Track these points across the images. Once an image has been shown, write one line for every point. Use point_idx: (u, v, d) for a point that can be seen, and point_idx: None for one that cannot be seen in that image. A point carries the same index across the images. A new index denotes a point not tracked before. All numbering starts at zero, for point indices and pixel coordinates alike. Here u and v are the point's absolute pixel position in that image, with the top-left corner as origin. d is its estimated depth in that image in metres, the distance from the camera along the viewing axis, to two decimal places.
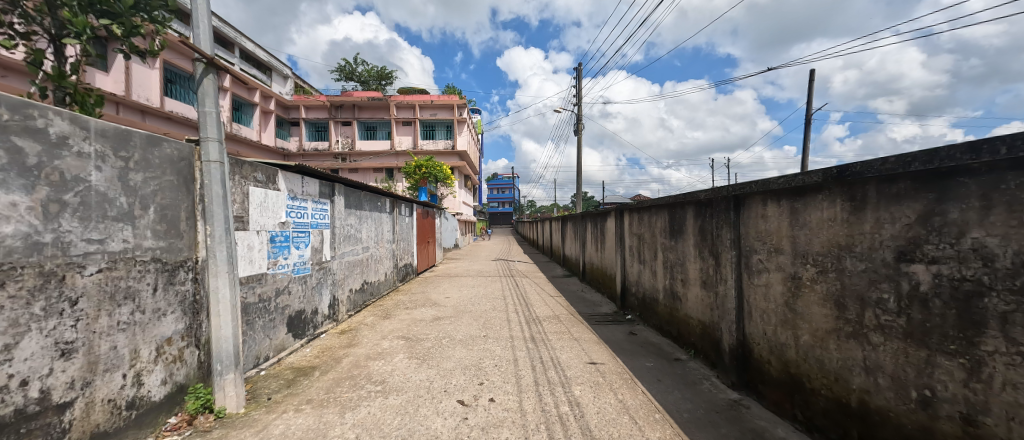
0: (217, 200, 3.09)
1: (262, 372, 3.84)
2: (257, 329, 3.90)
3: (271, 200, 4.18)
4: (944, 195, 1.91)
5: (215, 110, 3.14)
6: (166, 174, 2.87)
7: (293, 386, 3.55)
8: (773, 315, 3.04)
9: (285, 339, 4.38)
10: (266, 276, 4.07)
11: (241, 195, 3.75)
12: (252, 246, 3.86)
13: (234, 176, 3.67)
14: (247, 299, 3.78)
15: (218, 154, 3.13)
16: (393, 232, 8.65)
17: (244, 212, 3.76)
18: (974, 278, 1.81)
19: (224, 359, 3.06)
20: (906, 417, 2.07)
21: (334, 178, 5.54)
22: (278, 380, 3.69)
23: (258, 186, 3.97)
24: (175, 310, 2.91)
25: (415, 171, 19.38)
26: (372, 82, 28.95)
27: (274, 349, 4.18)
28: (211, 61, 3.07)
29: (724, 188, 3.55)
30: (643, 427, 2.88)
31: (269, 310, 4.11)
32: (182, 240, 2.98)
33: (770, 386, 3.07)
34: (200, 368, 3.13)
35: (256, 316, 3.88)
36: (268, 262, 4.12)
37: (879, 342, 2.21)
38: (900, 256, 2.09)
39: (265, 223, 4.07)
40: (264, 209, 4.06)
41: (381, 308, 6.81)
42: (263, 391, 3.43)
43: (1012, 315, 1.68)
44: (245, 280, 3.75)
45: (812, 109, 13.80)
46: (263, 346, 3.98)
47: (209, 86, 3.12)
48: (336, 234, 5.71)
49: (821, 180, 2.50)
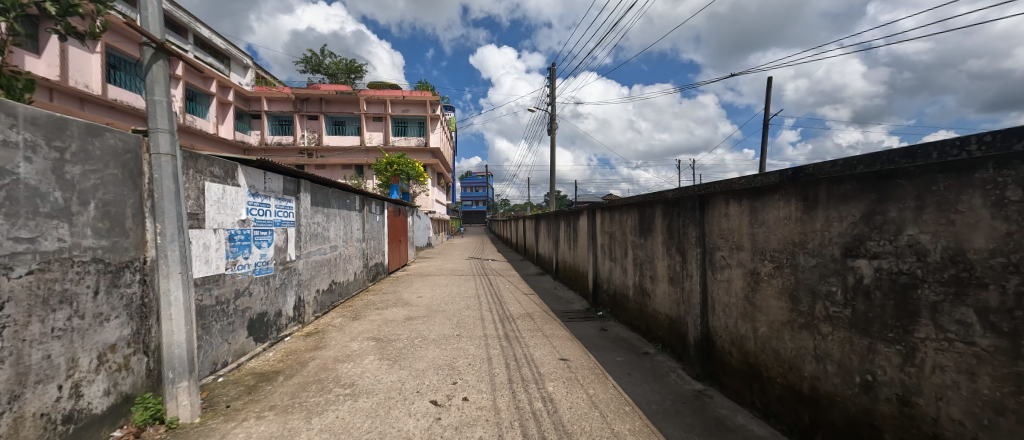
0: (168, 196, 2.91)
1: (220, 378, 3.65)
2: (214, 333, 3.70)
3: (229, 196, 3.96)
4: (884, 195, 2.07)
5: (166, 100, 2.94)
6: (109, 168, 2.67)
7: (254, 392, 3.40)
8: (734, 309, 3.21)
9: (245, 342, 4.17)
10: (224, 277, 3.87)
11: (196, 191, 3.53)
12: (208, 246, 3.65)
13: (188, 170, 3.45)
14: (203, 302, 3.57)
15: (170, 147, 2.94)
16: (362, 230, 8.41)
17: (200, 209, 3.56)
18: (909, 271, 1.97)
19: (177, 366, 2.88)
20: (852, 401, 2.25)
21: (301, 175, 5.36)
22: (238, 386, 3.51)
23: (215, 181, 3.76)
24: (121, 314, 2.72)
25: (386, 168, 18.97)
26: (340, 75, 28.13)
27: (233, 354, 3.97)
28: (160, 46, 2.88)
29: (690, 188, 3.70)
30: (612, 420, 2.96)
31: (228, 313, 3.90)
32: (127, 239, 2.79)
33: (731, 376, 3.24)
34: (149, 377, 2.93)
35: (213, 320, 3.68)
36: (227, 262, 3.91)
37: (828, 332, 2.39)
38: (847, 251, 2.26)
39: (223, 220, 3.86)
40: (222, 206, 3.84)
41: (350, 308, 6.62)
42: (221, 399, 3.26)
43: (940, 305, 1.85)
44: (200, 282, 3.55)
45: (771, 114, 14.68)
46: (221, 351, 3.78)
47: (160, 72, 2.93)
48: (301, 233, 5.50)
49: (777, 181, 2.67)
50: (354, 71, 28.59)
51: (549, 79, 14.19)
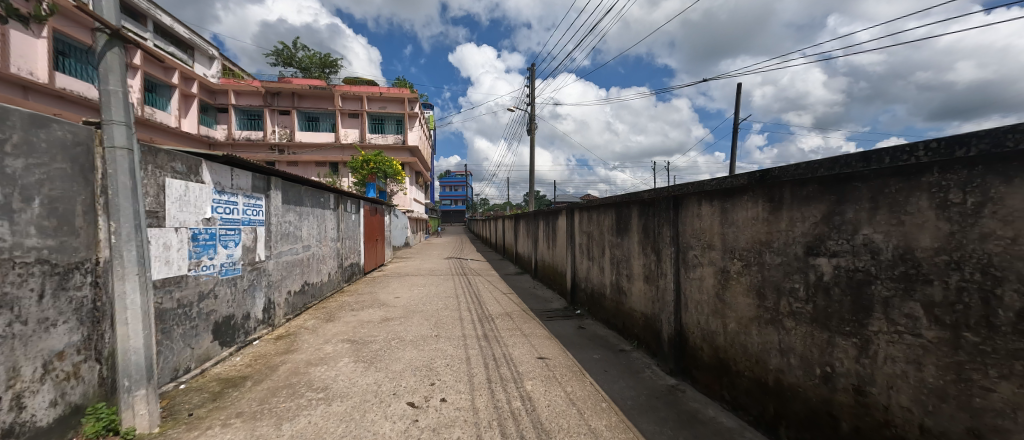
0: (124, 193, 2.76)
1: (182, 385, 3.49)
2: (175, 338, 3.54)
3: (192, 193, 3.80)
4: (842, 197, 2.20)
5: (122, 90, 2.79)
6: (56, 162, 2.52)
7: (219, 399, 3.27)
8: (706, 306, 3.33)
9: (210, 347, 4.00)
10: (187, 279, 3.71)
11: (156, 187, 3.37)
12: (169, 245, 3.50)
13: (147, 165, 3.28)
14: (162, 305, 3.41)
15: (126, 140, 2.79)
16: (337, 230, 8.22)
17: (159, 206, 3.39)
18: (864, 269, 2.11)
19: (134, 373, 2.72)
20: (813, 391, 2.38)
21: (271, 172, 5.19)
22: (201, 393, 3.37)
23: (176, 177, 3.60)
24: (69, 319, 2.57)
25: (362, 166, 18.58)
26: (314, 69, 27.36)
27: (197, 359, 3.81)
28: (115, 32, 2.72)
29: (665, 189, 3.82)
30: (589, 417, 3.02)
31: (191, 316, 3.74)
32: (77, 238, 2.64)
33: (702, 371, 3.37)
34: (101, 386, 2.77)
35: (174, 324, 3.52)
36: (190, 262, 3.75)
37: (791, 326, 2.52)
38: (809, 250, 2.40)
39: (186, 219, 3.70)
40: (184, 203, 3.68)
41: (323, 310, 6.46)
42: (183, 407, 3.12)
43: (891, 300, 1.98)
44: (160, 284, 3.38)
45: (741, 119, 15.33)
46: (183, 356, 3.61)
47: (115, 60, 2.77)
48: (271, 232, 5.32)
49: (746, 182, 2.80)
50: (329, 66, 27.87)
51: (529, 79, 14.28)
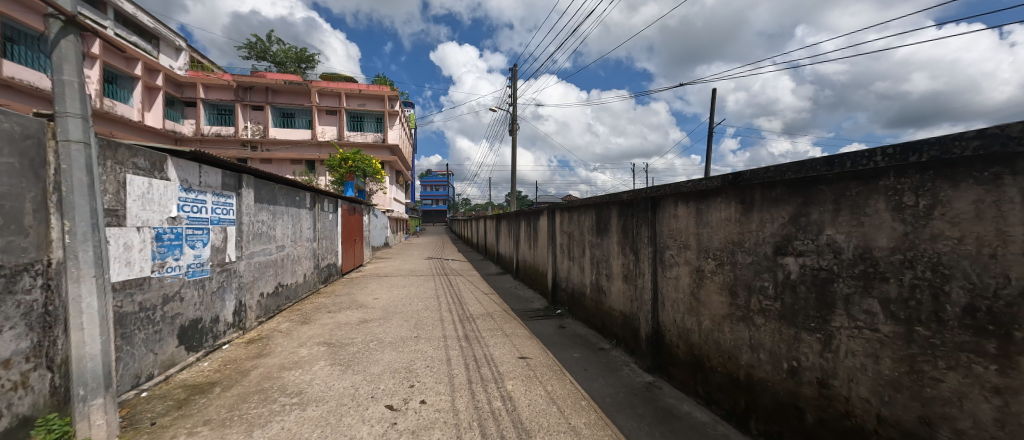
0: (80, 191, 2.64)
1: (144, 393, 3.34)
2: (137, 343, 3.39)
3: (157, 191, 3.65)
4: (808, 199, 2.32)
5: (78, 81, 2.65)
6: (4, 156, 2.37)
7: (185, 406, 3.15)
8: (681, 304, 3.43)
9: (174, 352, 3.84)
10: (150, 281, 3.55)
11: (116, 184, 3.22)
12: (130, 245, 3.35)
13: (106, 161, 3.14)
14: (123, 309, 3.26)
15: (82, 134, 2.68)
16: (313, 229, 8.04)
17: (120, 204, 3.25)
18: (827, 267, 2.22)
19: (90, 381, 2.62)
20: (781, 385, 2.49)
21: (243, 169, 5.03)
22: (166, 401, 3.23)
23: (138, 174, 3.44)
24: (17, 325, 2.42)
25: (340, 165, 18.16)
26: (289, 64, 26.64)
27: (161, 366, 3.65)
28: (72, 20, 2.58)
29: (643, 190, 3.91)
30: (569, 415, 3.07)
31: (154, 320, 3.59)
32: (27, 238, 2.49)
33: (678, 367, 3.47)
34: (54, 395, 2.63)
35: (136, 329, 3.37)
36: (153, 264, 3.60)
37: (761, 323, 2.63)
38: (778, 250, 2.51)
39: (149, 218, 3.55)
40: (147, 201, 3.53)
41: (298, 312, 6.30)
42: (145, 416, 2.99)
43: (851, 296, 2.10)
44: (119, 287, 3.23)
45: (716, 123, 15.83)
46: (145, 362, 3.46)
47: (70, 49, 2.62)
48: (243, 232, 5.16)
49: (719, 185, 2.91)
50: (305, 61, 27.21)
51: (511, 79, 14.33)
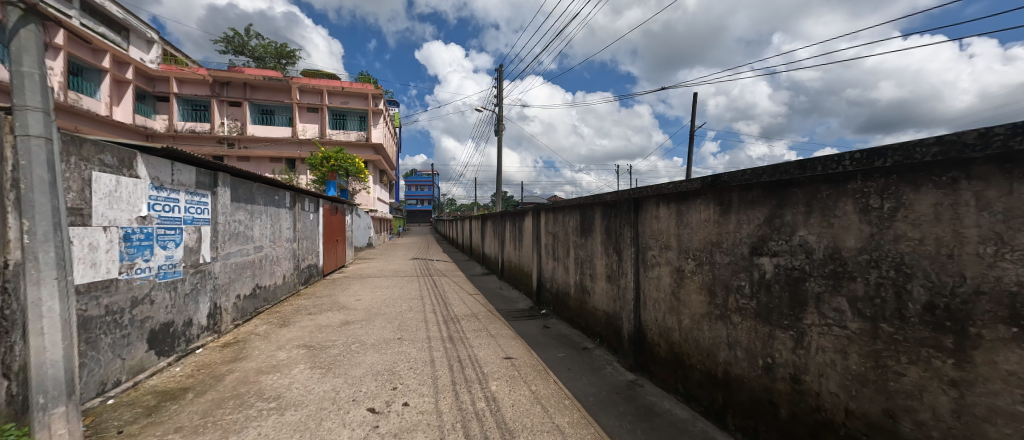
0: (40, 188, 2.52)
1: (110, 400, 3.21)
2: (102, 348, 3.26)
3: (125, 189, 3.52)
4: (782, 201, 2.40)
5: (38, 72, 2.54)
6: None
7: (155, 413, 3.05)
8: (662, 303, 3.50)
9: (144, 358, 3.72)
10: (117, 283, 3.43)
11: (80, 182, 3.09)
12: (96, 246, 3.22)
13: (70, 157, 3.01)
14: (87, 312, 3.13)
15: (43, 128, 2.55)
16: (293, 229, 7.88)
17: (84, 203, 3.12)
18: (800, 267, 2.31)
19: (50, 389, 2.50)
20: (756, 381, 2.57)
21: (219, 167, 4.90)
22: (134, 408, 3.12)
23: (105, 171, 3.32)
24: None
25: (321, 164, 17.83)
26: (269, 60, 26.03)
27: (128, 372, 3.53)
28: (32, 8, 2.47)
29: (626, 192, 3.98)
30: (553, 414, 3.10)
31: (121, 324, 3.46)
32: None
33: (659, 365, 3.54)
34: (10, 404, 2.51)
35: (101, 333, 3.24)
36: (121, 265, 3.48)
37: (738, 321, 2.71)
38: (754, 250, 2.59)
39: (116, 217, 3.43)
40: (114, 200, 3.41)
41: (277, 314, 6.16)
42: (111, 424, 2.88)
43: (822, 295, 2.18)
44: (83, 289, 3.11)
45: (699, 126, 16.18)
46: (111, 368, 3.34)
47: (30, 39, 2.51)
48: (218, 232, 5.02)
49: (699, 186, 2.98)
50: (286, 57, 26.68)
51: (497, 79, 14.34)
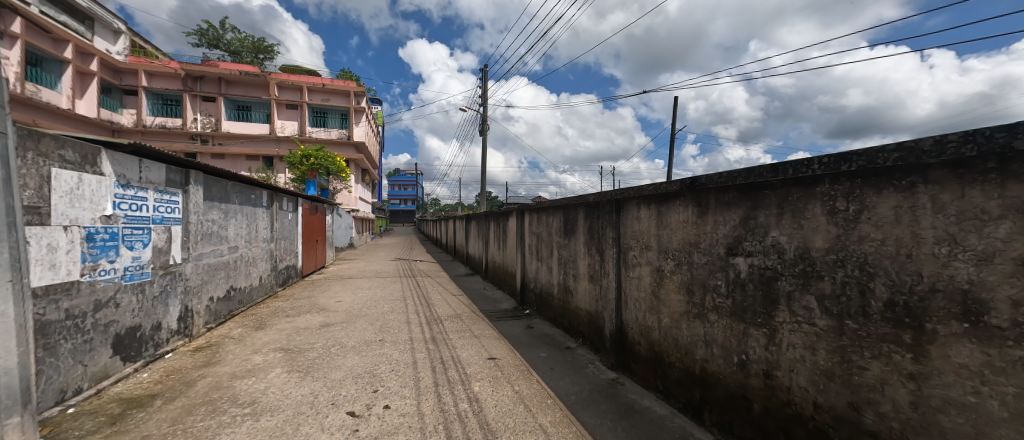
0: None
1: (71, 408, 3.08)
2: (62, 354, 3.12)
3: (88, 186, 3.38)
4: (756, 203, 2.49)
5: None
6: None
7: (120, 421, 2.94)
8: (643, 303, 3.58)
9: (108, 363, 3.57)
10: (78, 286, 3.29)
11: (38, 179, 2.96)
12: (56, 247, 3.08)
13: (27, 153, 2.88)
14: (45, 316, 2.99)
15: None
16: (271, 229, 7.69)
17: (43, 201, 2.99)
18: (772, 266, 2.39)
19: (3, 398, 2.38)
20: (731, 378, 2.65)
21: (191, 164, 4.76)
22: (97, 416, 3.00)
23: (66, 167, 3.18)
24: None
25: (301, 162, 17.43)
26: (246, 55, 25.34)
27: (91, 378, 3.38)
28: None
29: (608, 193, 4.04)
30: (535, 414, 3.13)
31: (84, 329, 3.32)
32: None
33: (639, 363, 3.61)
34: None
35: (61, 339, 3.10)
36: (83, 267, 3.34)
37: (714, 320, 2.80)
38: (729, 250, 2.68)
39: (78, 216, 3.29)
40: (76, 198, 3.27)
41: (253, 317, 6.00)
42: (71, 434, 2.76)
43: (793, 293, 2.27)
44: (41, 292, 2.97)
45: (679, 129, 16.56)
46: (72, 375, 3.19)
47: None
48: (190, 232, 4.87)
49: (678, 188, 3.06)
50: (263, 51, 26.12)
51: (482, 80, 14.34)
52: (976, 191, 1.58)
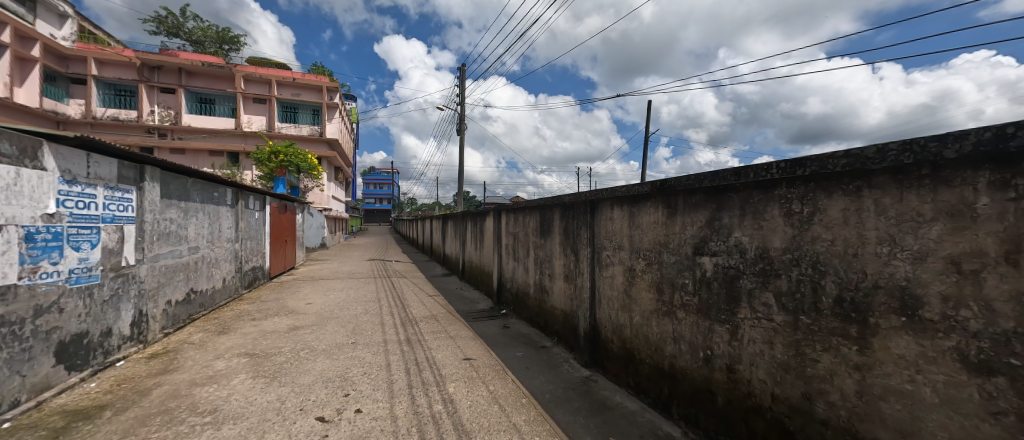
0: None
1: (7, 423, 2.87)
2: None
3: (27, 183, 3.17)
4: (720, 205, 2.60)
5: None
6: None
7: (63, 435, 2.77)
8: (616, 301, 3.67)
9: (50, 373, 3.35)
10: (15, 290, 3.07)
11: None
12: None
13: None
14: None
15: None
16: (236, 229, 7.40)
17: None
18: (735, 265, 2.51)
19: None
20: (698, 372, 2.76)
21: (146, 160, 4.53)
22: (37, 431, 2.81)
23: (3, 161, 2.97)
24: None
25: (269, 159, 16.82)
26: (210, 45, 24.24)
27: (31, 390, 3.16)
28: None
29: (583, 193, 4.12)
30: (509, 413, 3.16)
31: (21, 337, 3.10)
32: None
33: (612, 361, 3.70)
34: None
35: None
36: (22, 269, 3.14)
37: (682, 317, 2.90)
38: (696, 250, 2.79)
39: (16, 214, 3.08)
40: (14, 195, 3.05)
41: (216, 321, 5.76)
42: None
43: (754, 290, 2.39)
44: None
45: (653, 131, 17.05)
46: (8, 387, 2.98)
47: None
48: (145, 231, 4.63)
49: (648, 190, 3.16)
50: (228, 42, 25.09)
51: (459, 78, 14.27)
52: (913, 196, 1.71)
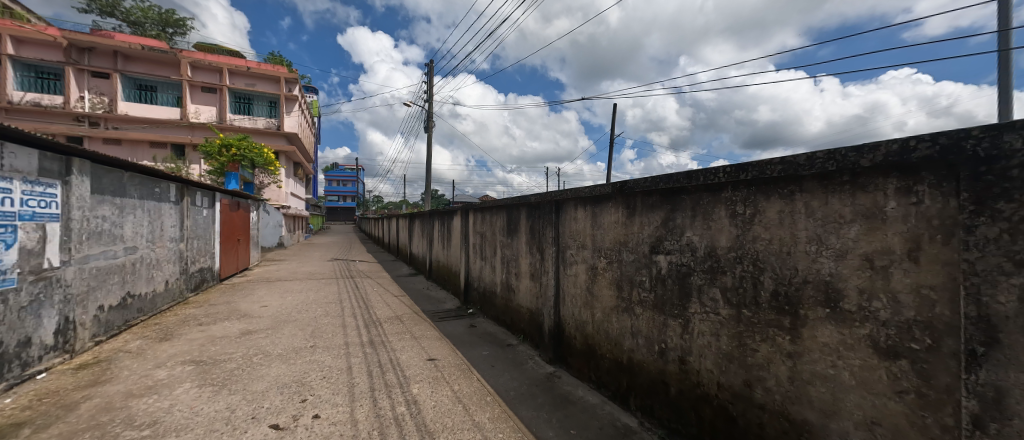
0: None
1: None
2: None
3: None
4: (674, 206, 2.76)
5: None
6: None
7: None
8: (579, 299, 3.78)
9: None
10: None
11: None
12: None
13: None
14: None
15: None
16: (180, 227, 6.95)
17: None
18: (687, 263, 2.67)
19: None
20: (654, 365, 2.91)
21: (74, 151, 4.20)
22: None
23: None
24: None
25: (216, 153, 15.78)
26: (153, 30, 22.54)
27: None
28: None
29: (548, 194, 4.21)
30: (473, 411, 3.20)
31: None
32: None
33: (575, 357, 3.82)
34: None
35: None
36: None
37: (640, 312, 3.05)
38: (652, 248, 2.94)
39: None
40: None
41: (158, 327, 5.39)
42: None
43: (703, 286, 2.55)
44: None
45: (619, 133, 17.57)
46: None
47: None
48: (72, 230, 4.27)
49: (609, 191, 3.29)
50: (174, 26, 23.42)
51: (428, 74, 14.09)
52: (836, 199, 1.90)
